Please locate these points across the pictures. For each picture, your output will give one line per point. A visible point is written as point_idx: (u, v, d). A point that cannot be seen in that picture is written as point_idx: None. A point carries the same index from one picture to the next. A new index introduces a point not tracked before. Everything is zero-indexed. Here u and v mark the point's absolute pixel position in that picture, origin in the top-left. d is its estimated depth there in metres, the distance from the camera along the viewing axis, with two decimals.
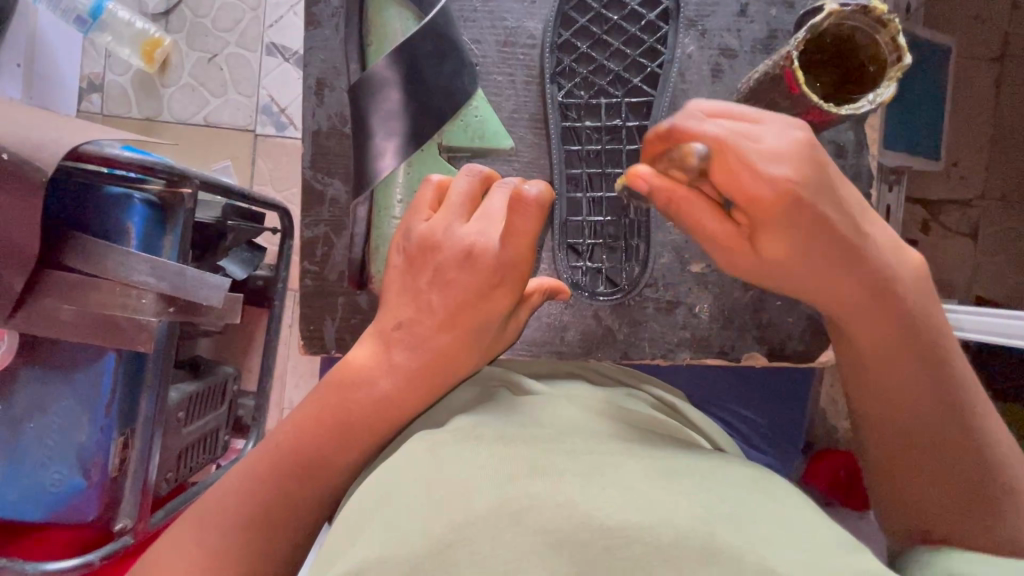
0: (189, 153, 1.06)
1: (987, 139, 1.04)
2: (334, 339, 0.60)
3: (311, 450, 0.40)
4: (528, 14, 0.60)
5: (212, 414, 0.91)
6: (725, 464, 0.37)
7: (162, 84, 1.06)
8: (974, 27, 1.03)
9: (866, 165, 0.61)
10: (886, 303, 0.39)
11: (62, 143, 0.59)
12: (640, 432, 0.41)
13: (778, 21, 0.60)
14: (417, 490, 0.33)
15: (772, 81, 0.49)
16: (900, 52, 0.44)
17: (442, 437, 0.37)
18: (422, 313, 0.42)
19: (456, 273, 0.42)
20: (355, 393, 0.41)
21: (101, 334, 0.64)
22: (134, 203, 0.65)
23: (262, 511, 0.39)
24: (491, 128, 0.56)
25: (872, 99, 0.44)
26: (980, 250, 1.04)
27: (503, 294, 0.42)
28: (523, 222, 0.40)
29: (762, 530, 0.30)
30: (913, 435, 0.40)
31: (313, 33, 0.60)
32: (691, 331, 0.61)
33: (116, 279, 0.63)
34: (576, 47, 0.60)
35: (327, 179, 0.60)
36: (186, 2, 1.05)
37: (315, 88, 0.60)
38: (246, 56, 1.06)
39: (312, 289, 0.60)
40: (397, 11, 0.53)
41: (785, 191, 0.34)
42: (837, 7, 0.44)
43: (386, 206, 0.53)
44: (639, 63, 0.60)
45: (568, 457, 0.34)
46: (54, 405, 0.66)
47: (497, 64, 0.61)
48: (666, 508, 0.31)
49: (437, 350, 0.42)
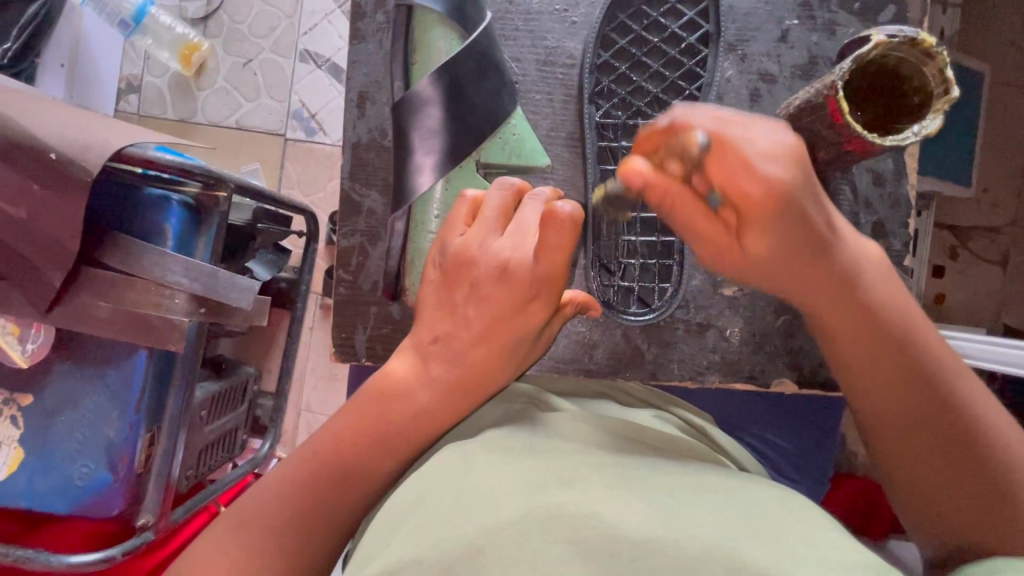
0: (221, 155, 1.08)
1: (1021, 166, 1.03)
2: (365, 348, 0.61)
3: (346, 460, 0.41)
4: (568, 33, 0.61)
5: (232, 413, 0.92)
6: (753, 483, 0.37)
7: (198, 87, 1.08)
8: (1011, 53, 1.01)
9: (903, 193, 0.61)
10: (856, 301, 0.39)
11: (107, 146, 0.61)
12: (673, 453, 0.41)
13: (819, 47, 0.60)
14: (446, 496, 0.33)
15: (814, 108, 0.49)
16: (948, 84, 0.45)
17: (470, 446, 0.38)
18: (459, 327, 0.43)
19: (492, 288, 0.42)
20: (392, 405, 0.42)
21: (136, 332, 0.65)
22: (172, 205, 0.67)
23: (300, 517, 0.40)
24: (528, 148, 0.57)
25: (919, 131, 0.45)
26: (1010, 278, 1.02)
27: (538, 309, 0.43)
28: (556, 238, 0.40)
29: (795, 548, 0.30)
30: (914, 442, 0.39)
31: (358, 47, 0.61)
32: (721, 354, 0.60)
33: (151, 278, 0.64)
34: (615, 68, 0.60)
35: (365, 190, 0.61)
36: (224, 9, 1.08)
37: (357, 100, 0.61)
38: (281, 63, 1.08)
39: (346, 298, 0.61)
40: (442, 31, 0.54)
41: (779, 187, 0.32)
42: (885, 38, 0.44)
43: (424, 221, 0.54)
44: (677, 85, 0.60)
45: (598, 471, 0.35)
46: (86, 400, 0.68)
47: (537, 83, 0.61)
48: (694, 522, 0.31)
49: (474, 364, 0.42)
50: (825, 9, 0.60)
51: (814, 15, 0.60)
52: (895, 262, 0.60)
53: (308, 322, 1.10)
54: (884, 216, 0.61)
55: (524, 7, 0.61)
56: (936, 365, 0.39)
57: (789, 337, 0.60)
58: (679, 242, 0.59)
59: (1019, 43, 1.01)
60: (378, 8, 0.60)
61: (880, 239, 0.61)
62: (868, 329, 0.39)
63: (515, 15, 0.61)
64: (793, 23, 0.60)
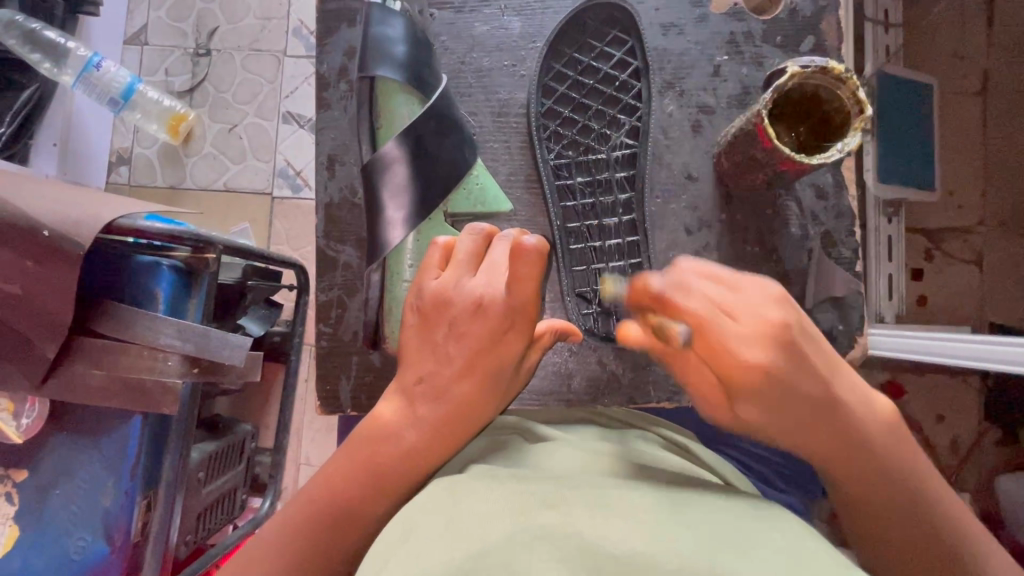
0: (209, 219, 1.11)
1: (982, 165, 1.08)
2: (349, 397, 0.62)
3: (340, 505, 0.42)
4: (517, 86, 0.65)
5: (231, 472, 0.92)
6: (732, 504, 0.39)
7: (185, 155, 1.12)
8: (955, 62, 1.09)
9: (847, 205, 0.62)
10: (891, 484, 0.40)
11: (98, 219, 0.63)
12: (650, 470, 0.44)
13: (749, 79, 0.63)
14: (434, 526, 0.35)
15: (748, 136, 0.52)
16: (862, 103, 0.48)
17: (460, 477, 0.40)
18: (441, 364, 0.44)
19: (469, 324, 0.44)
20: (381, 447, 0.43)
21: (130, 399, 0.66)
22: (162, 270, 0.68)
23: (300, 566, 0.40)
24: (491, 196, 0.60)
25: (842, 147, 0.47)
26: (986, 275, 1.07)
27: (515, 338, 0.45)
28: (527, 267, 0.42)
29: (775, 562, 0.31)
30: (890, 529, 0.40)
31: (324, 114, 0.64)
32: None
33: (145, 343, 0.66)
34: (558, 113, 0.63)
35: (339, 246, 0.63)
36: (209, 80, 1.13)
37: (327, 162, 0.64)
38: (264, 124, 1.13)
39: (327, 349, 0.62)
40: (404, 99, 0.55)
41: (761, 370, 0.34)
42: (798, 68, 0.48)
43: (398, 270, 0.55)
44: (619, 119, 0.62)
45: (577, 493, 0.37)
46: (81, 471, 0.68)
47: (493, 133, 0.64)
48: (673, 536, 0.33)
49: (460, 398, 0.44)
50: (751, 44, 0.63)
51: (742, 50, 0.64)
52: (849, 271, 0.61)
53: (303, 373, 1.10)
54: (831, 227, 0.62)
55: (474, 66, 0.65)
56: (942, 517, 0.40)
57: None
58: (647, 263, 0.61)
59: (959, 53, 1.08)
60: (341, 78, 0.64)
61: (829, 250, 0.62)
62: (871, 472, 0.39)
63: (467, 73, 0.65)
64: (722, 58, 0.64)
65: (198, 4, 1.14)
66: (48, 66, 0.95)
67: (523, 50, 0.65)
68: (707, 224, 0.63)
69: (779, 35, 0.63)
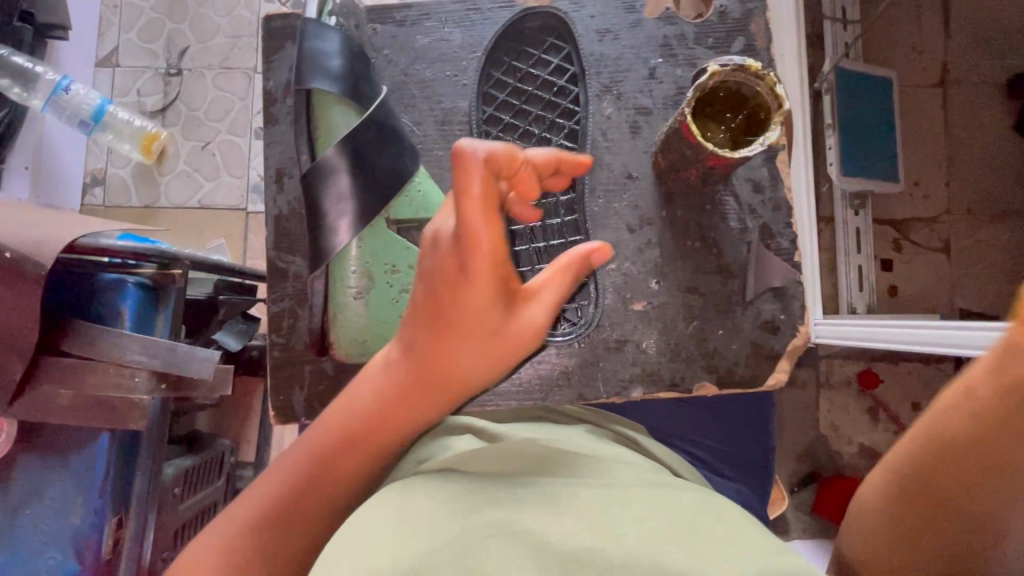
0: (185, 236, 1.12)
1: (944, 156, 1.10)
2: (303, 407, 0.63)
3: (318, 453, 0.46)
4: (459, 94, 0.65)
5: (209, 487, 0.92)
6: (677, 494, 0.41)
7: (160, 173, 1.13)
8: (912, 56, 1.10)
9: (783, 197, 0.63)
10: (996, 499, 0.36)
11: (61, 240, 0.64)
12: (598, 459, 0.46)
13: (684, 80, 0.65)
14: (388, 527, 0.35)
15: (675, 133, 0.54)
16: (779, 100, 0.50)
17: (412, 477, 0.41)
18: (409, 306, 0.46)
19: (427, 263, 0.44)
20: (358, 390, 0.47)
21: (97, 417, 0.67)
22: (127, 287, 0.69)
23: (278, 507, 0.44)
24: (433, 200, 0.59)
25: (763, 142, 0.49)
26: (954, 262, 1.09)
27: (466, 277, 0.42)
28: (463, 190, 0.41)
29: (720, 556, 0.33)
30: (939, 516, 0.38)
31: (271, 129, 0.64)
32: (641, 366, 0.62)
33: (109, 360, 0.66)
34: (500, 119, 0.65)
35: (289, 257, 0.64)
36: (181, 98, 1.14)
37: (276, 176, 0.64)
38: (237, 140, 1.14)
39: (280, 360, 0.63)
40: (339, 110, 0.56)
41: None
42: (718, 68, 0.50)
43: (343, 277, 0.57)
44: (558, 123, 0.64)
45: (528, 492, 0.38)
46: (51, 489, 0.68)
47: (438, 141, 0.65)
48: (620, 532, 0.34)
49: (419, 340, 0.44)
50: (684, 46, 0.65)
51: (676, 52, 0.65)
52: (785, 261, 0.63)
53: None
54: (768, 220, 0.63)
55: (417, 78, 0.66)
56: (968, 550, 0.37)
57: (703, 342, 0.62)
58: None
59: (917, 47, 1.10)
60: (287, 92, 0.64)
61: (768, 241, 0.63)
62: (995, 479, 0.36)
63: (410, 86, 0.66)
64: (657, 60, 0.65)
65: (171, 23, 1.15)
66: (17, 91, 0.96)
67: (463, 61, 0.66)
68: (648, 221, 0.64)
69: (710, 36, 0.65)
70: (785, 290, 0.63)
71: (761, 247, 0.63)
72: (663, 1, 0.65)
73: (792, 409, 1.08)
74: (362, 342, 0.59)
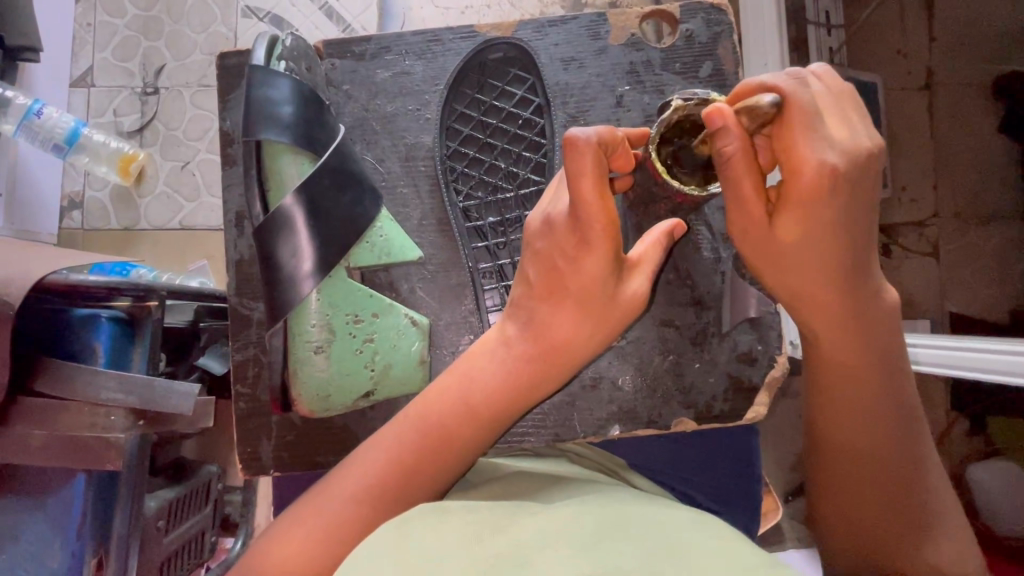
0: (168, 257, 1.10)
1: (930, 159, 1.10)
2: (272, 458, 0.62)
3: (410, 461, 0.45)
4: (423, 129, 0.65)
5: (197, 516, 0.91)
6: (669, 515, 0.41)
7: (139, 195, 1.11)
8: (897, 59, 1.08)
9: None
10: (858, 413, 0.46)
11: (27, 278, 0.62)
12: (589, 494, 0.46)
13: (652, 108, 0.64)
14: (388, 555, 0.34)
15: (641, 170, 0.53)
16: None
17: (412, 513, 0.40)
18: (524, 287, 0.49)
19: (544, 243, 0.48)
20: (450, 385, 0.47)
21: (72, 456, 0.65)
22: (100, 321, 0.67)
23: (366, 512, 0.42)
24: (396, 246, 0.60)
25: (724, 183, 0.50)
26: (944, 266, 1.09)
27: (596, 251, 0.46)
28: (579, 165, 0.43)
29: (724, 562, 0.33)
30: (844, 463, 0.48)
31: (230, 171, 0.63)
32: (618, 404, 0.61)
33: (84, 400, 0.65)
34: (465, 153, 0.64)
35: (251, 303, 0.63)
36: (158, 118, 1.12)
37: (236, 220, 0.63)
38: (215, 160, 1.12)
39: (246, 411, 0.62)
40: (290, 158, 0.55)
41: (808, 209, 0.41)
42: (682, 103, 0.48)
43: (303, 331, 0.55)
44: (524, 156, 0.62)
45: (528, 522, 0.38)
46: (27, 533, 0.66)
47: (403, 177, 0.64)
48: (622, 546, 0.34)
49: (542, 321, 0.47)
50: (651, 73, 0.64)
51: (643, 79, 0.64)
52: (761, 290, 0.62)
53: None
54: None
55: (380, 112, 0.65)
56: (875, 459, 0.47)
57: (679, 377, 0.61)
58: None
59: (903, 49, 1.08)
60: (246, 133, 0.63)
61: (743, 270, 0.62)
62: (853, 397, 0.46)
63: (372, 120, 0.65)
64: (625, 88, 0.64)
65: (146, 41, 1.13)
66: None
67: (426, 94, 0.65)
68: None
69: (677, 62, 0.64)
70: (761, 319, 0.62)
71: (737, 278, 0.62)
72: (627, 27, 0.64)
73: (783, 422, 1.08)
74: (325, 398, 0.56)
